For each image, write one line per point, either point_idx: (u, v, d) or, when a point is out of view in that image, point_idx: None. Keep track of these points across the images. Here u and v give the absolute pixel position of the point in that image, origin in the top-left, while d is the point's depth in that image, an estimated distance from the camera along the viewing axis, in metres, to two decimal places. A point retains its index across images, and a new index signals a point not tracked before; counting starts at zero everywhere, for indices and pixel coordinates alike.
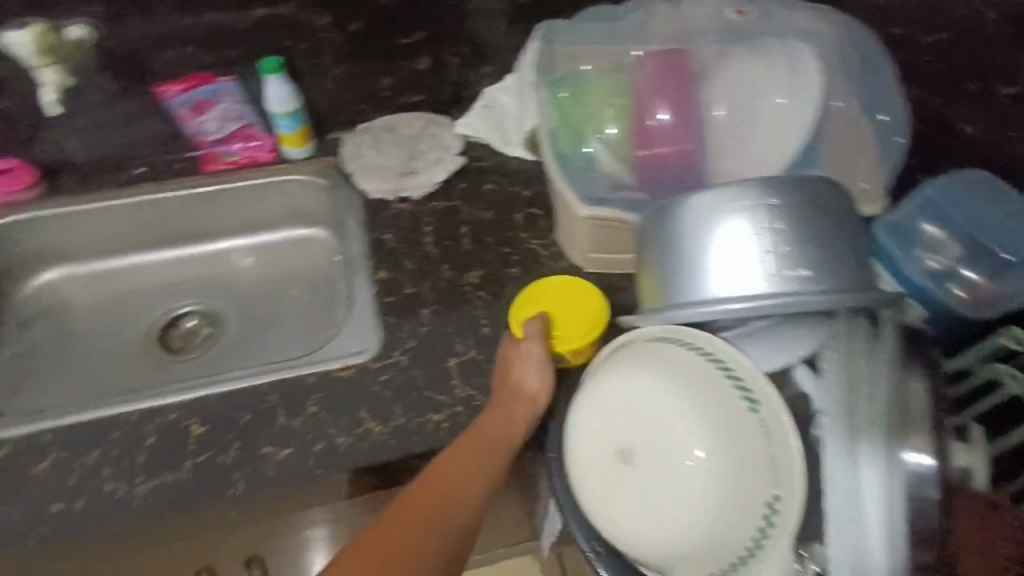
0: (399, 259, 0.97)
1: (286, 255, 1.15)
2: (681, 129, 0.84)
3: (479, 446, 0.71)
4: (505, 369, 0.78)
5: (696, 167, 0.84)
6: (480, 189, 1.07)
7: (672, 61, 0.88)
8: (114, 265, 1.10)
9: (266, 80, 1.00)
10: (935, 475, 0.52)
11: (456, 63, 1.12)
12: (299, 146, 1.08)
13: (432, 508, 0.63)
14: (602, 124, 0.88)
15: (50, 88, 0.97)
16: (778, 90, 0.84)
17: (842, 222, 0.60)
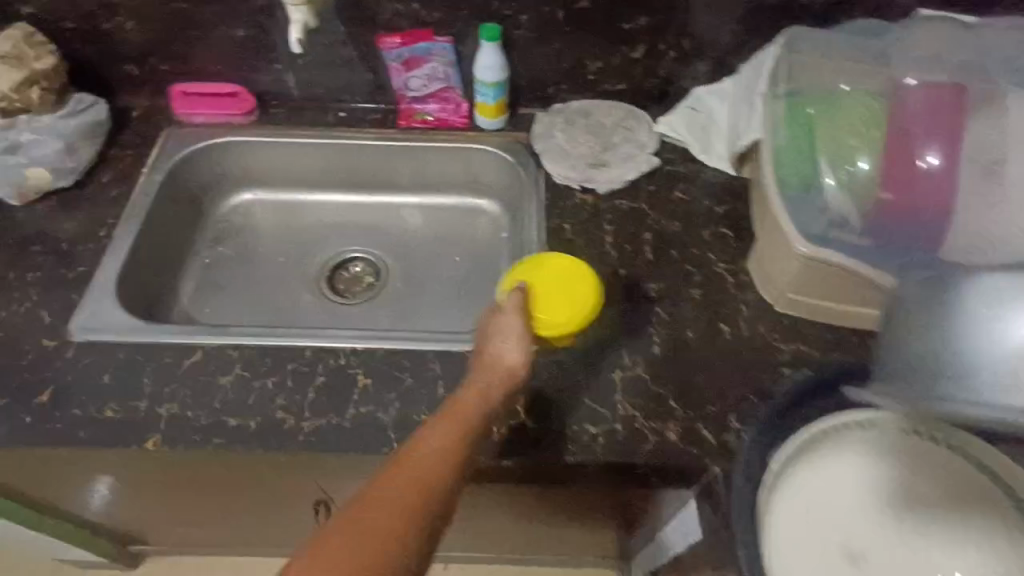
0: (575, 254, 0.93)
1: (454, 221, 1.15)
2: (951, 178, 0.72)
3: (455, 416, 0.65)
4: (477, 340, 0.75)
5: (958, 222, 0.71)
6: (669, 196, 1.00)
7: (955, 98, 0.75)
8: (298, 198, 1.15)
9: (482, 46, 0.98)
10: None
11: (674, 57, 1.03)
12: (494, 118, 1.06)
13: (403, 488, 0.57)
14: (847, 151, 0.78)
15: (296, 28, 0.82)
16: None
17: None
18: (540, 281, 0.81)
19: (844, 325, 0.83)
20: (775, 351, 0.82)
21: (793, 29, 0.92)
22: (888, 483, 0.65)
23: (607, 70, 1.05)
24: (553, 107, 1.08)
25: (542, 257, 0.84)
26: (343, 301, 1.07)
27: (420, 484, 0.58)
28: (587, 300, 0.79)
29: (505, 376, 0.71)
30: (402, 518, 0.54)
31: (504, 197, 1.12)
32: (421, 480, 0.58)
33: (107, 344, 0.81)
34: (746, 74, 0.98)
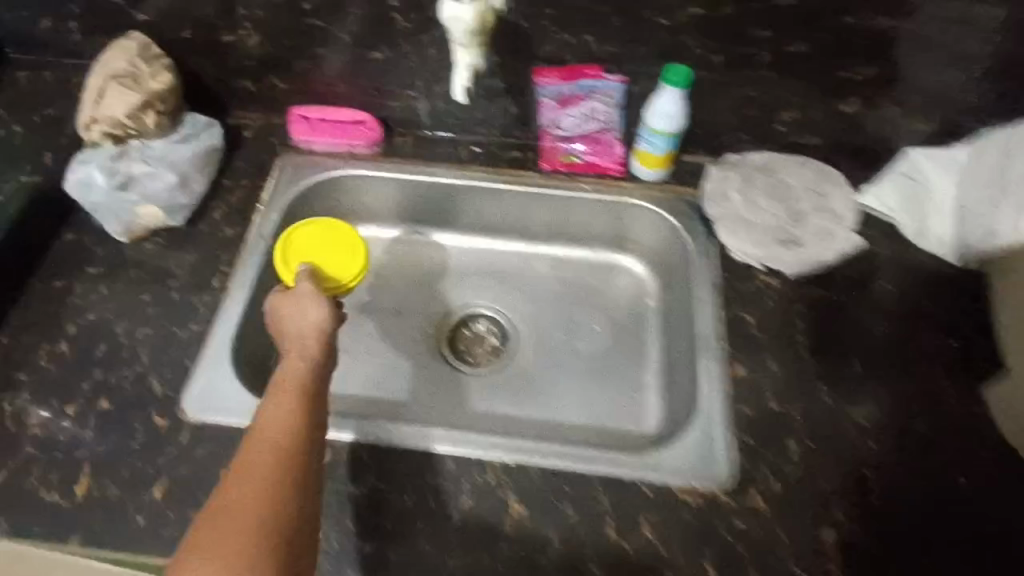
0: (762, 357, 0.77)
1: (590, 279, 1.00)
2: None
3: (288, 382, 0.62)
4: (283, 320, 0.71)
5: None
6: (874, 287, 0.83)
7: None
8: (419, 239, 1.01)
9: (665, 91, 0.81)
10: None
11: (893, 115, 0.84)
12: (656, 168, 0.90)
13: (262, 466, 0.54)
14: None
15: (464, 75, 0.67)
16: None
17: None
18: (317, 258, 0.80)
19: None
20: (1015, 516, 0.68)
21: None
22: None
23: (804, 122, 0.87)
24: (726, 158, 0.91)
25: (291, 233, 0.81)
26: (467, 368, 0.94)
27: (277, 455, 0.55)
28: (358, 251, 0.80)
29: (317, 336, 0.69)
30: (270, 488, 0.52)
31: (655, 259, 0.97)
32: (278, 452, 0.55)
33: (225, 433, 0.69)
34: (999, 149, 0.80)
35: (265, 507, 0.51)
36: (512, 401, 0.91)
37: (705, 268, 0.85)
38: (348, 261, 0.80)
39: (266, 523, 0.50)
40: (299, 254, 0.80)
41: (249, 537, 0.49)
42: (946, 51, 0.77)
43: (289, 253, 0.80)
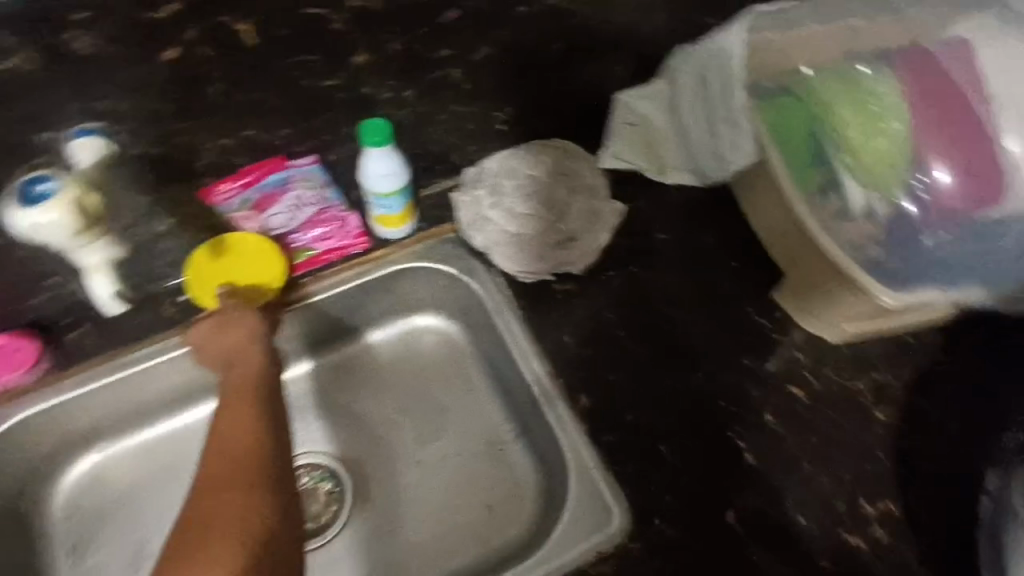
0: (598, 371, 0.74)
1: (394, 359, 0.87)
2: (965, 181, 0.66)
3: (239, 395, 0.64)
4: (208, 349, 0.70)
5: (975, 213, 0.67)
6: (652, 241, 0.82)
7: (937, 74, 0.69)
8: (173, 426, 0.77)
9: (372, 154, 0.69)
10: None
11: (595, 74, 0.82)
12: (401, 227, 0.79)
13: (226, 479, 0.55)
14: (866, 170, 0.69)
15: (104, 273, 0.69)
16: None
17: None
18: (231, 272, 0.73)
19: (906, 332, 0.74)
20: (861, 396, 0.72)
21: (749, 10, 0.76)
22: None
23: (518, 115, 0.82)
24: (466, 176, 0.83)
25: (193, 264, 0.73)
26: (314, 539, 0.79)
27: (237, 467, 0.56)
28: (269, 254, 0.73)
29: (252, 346, 0.69)
30: (238, 497, 0.53)
31: (448, 304, 0.86)
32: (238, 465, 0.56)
33: None
34: (690, 72, 0.80)
35: (238, 516, 0.52)
36: (383, 550, 0.78)
37: (501, 306, 0.78)
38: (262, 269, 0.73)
39: (241, 529, 0.51)
40: (211, 273, 0.73)
41: (233, 543, 0.49)
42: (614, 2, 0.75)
43: (202, 276, 0.73)
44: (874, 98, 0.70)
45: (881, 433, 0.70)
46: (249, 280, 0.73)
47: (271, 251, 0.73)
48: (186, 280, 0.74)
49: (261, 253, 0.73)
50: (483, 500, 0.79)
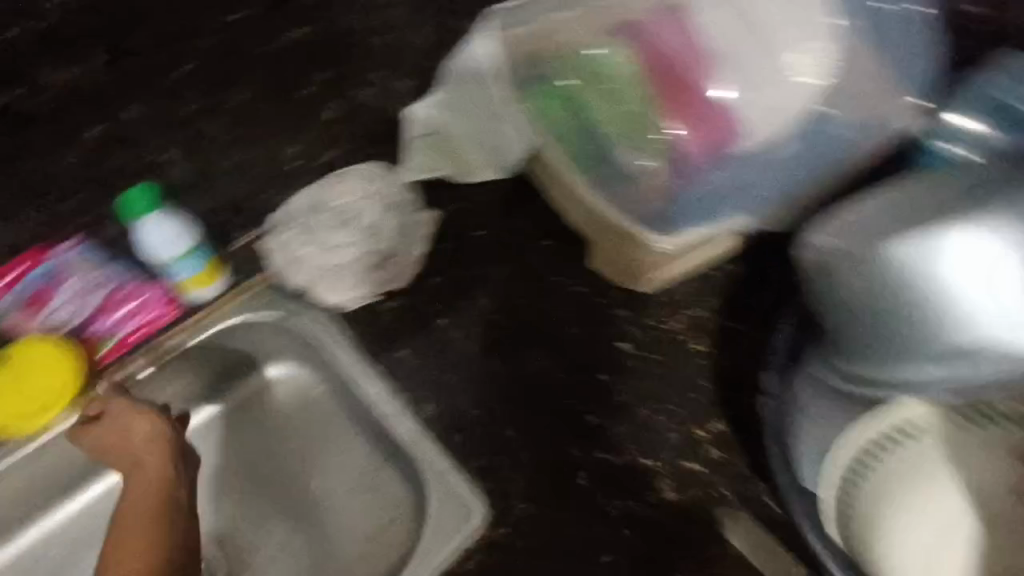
0: (439, 376, 0.75)
1: (263, 409, 0.84)
2: (703, 124, 0.70)
3: (139, 498, 0.71)
4: (102, 446, 0.75)
5: (725, 147, 0.71)
6: (471, 238, 0.82)
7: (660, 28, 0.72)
8: (25, 543, 0.78)
9: (144, 224, 0.75)
10: (1009, 266, 0.48)
11: (368, 96, 0.84)
12: (205, 286, 0.78)
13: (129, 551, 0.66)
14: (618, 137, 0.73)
15: None
16: (783, 41, 0.71)
17: (827, 176, 0.72)
18: (18, 385, 0.74)
19: (709, 267, 0.78)
20: (683, 335, 0.76)
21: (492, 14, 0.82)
22: (939, 516, 0.52)
23: (306, 148, 0.83)
24: (266, 224, 0.82)
25: None
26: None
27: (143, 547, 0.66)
28: (54, 362, 0.74)
29: (153, 444, 0.74)
30: None
31: (296, 345, 0.81)
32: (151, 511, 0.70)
33: None
34: (460, 75, 0.83)
35: None
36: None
37: (337, 338, 0.78)
38: (50, 380, 0.74)
39: None
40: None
41: None
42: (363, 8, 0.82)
43: None
44: (601, 67, 0.73)
45: (708, 363, 0.74)
46: (38, 394, 0.73)
47: (56, 358, 0.74)
48: None
49: (46, 363, 0.74)
50: (387, 524, 0.77)
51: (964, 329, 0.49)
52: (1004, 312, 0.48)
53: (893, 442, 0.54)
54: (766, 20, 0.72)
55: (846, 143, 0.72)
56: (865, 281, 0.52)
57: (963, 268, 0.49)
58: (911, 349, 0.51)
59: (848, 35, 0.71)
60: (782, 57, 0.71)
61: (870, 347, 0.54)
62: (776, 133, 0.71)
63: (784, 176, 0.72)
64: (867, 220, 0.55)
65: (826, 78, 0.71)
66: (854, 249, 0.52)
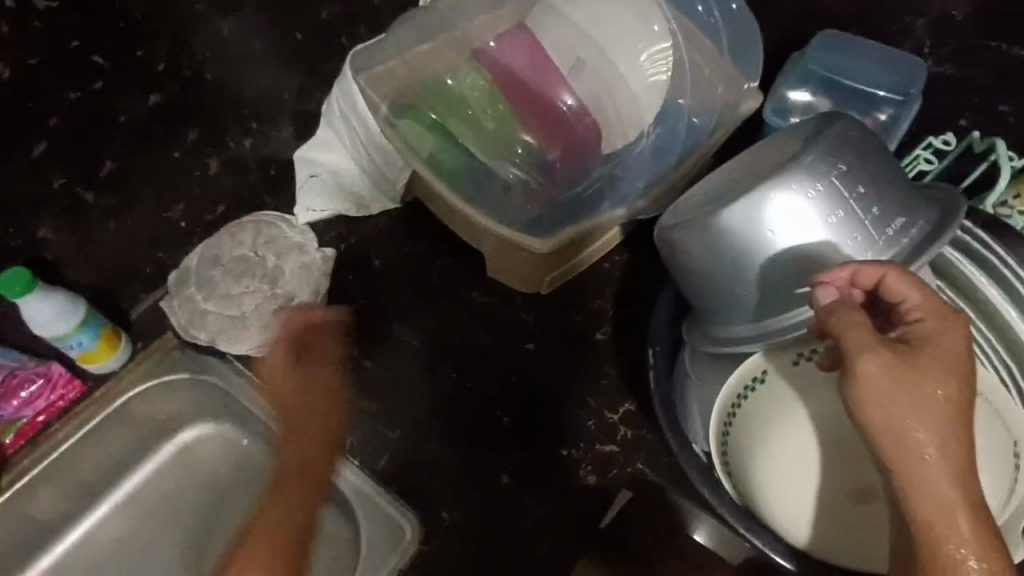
0: (356, 406, 0.77)
1: (176, 482, 0.83)
2: (564, 134, 0.77)
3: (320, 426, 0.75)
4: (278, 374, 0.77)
5: (588, 150, 0.78)
6: (372, 269, 0.86)
7: (511, 49, 0.77)
8: None
9: (23, 305, 0.69)
10: (801, 216, 0.56)
11: (250, 147, 0.87)
12: (110, 355, 0.76)
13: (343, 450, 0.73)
14: (491, 155, 0.77)
15: None
16: (626, 46, 0.78)
17: (683, 160, 0.80)
18: None
19: (599, 260, 0.83)
20: (583, 326, 0.81)
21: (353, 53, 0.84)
22: (797, 448, 0.61)
23: (193, 205, 0.84)
24: (171, 280, 0.81)
25: None
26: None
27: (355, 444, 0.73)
28: None
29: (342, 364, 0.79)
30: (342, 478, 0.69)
31: (208, 407, 0.83)
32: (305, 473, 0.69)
33: None
34: (335, 115, 0.87)
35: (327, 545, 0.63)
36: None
37: (246, 389, 0.80)
38: None
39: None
40: None
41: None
42: (227, 69, 0.87)
43: None
44: (462, 95, 0.78)
45: (608, 348, 0.79)
46: None
47: None
48: None
49: None
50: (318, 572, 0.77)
51: (790, 275, 0.57)
52: (805, 254, 0.57)
53: (749, 391, 0.63)
54: (607, 28, 0.77)
55: (692, 130, 0.80)
56: (692, 257, 0.60)
57: (779, 225, 0.56)
58: (742, 302, 0.59)
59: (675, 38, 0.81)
60: (628, 60, 0.78)
61: (715, 309, 0.61)
62: (631, 130, 0.78)
63: (643, 169, 0.79)
64: (705, 193, 0.61)
65: (666, 76, 0.79)
66: (677, 230, 0.59)
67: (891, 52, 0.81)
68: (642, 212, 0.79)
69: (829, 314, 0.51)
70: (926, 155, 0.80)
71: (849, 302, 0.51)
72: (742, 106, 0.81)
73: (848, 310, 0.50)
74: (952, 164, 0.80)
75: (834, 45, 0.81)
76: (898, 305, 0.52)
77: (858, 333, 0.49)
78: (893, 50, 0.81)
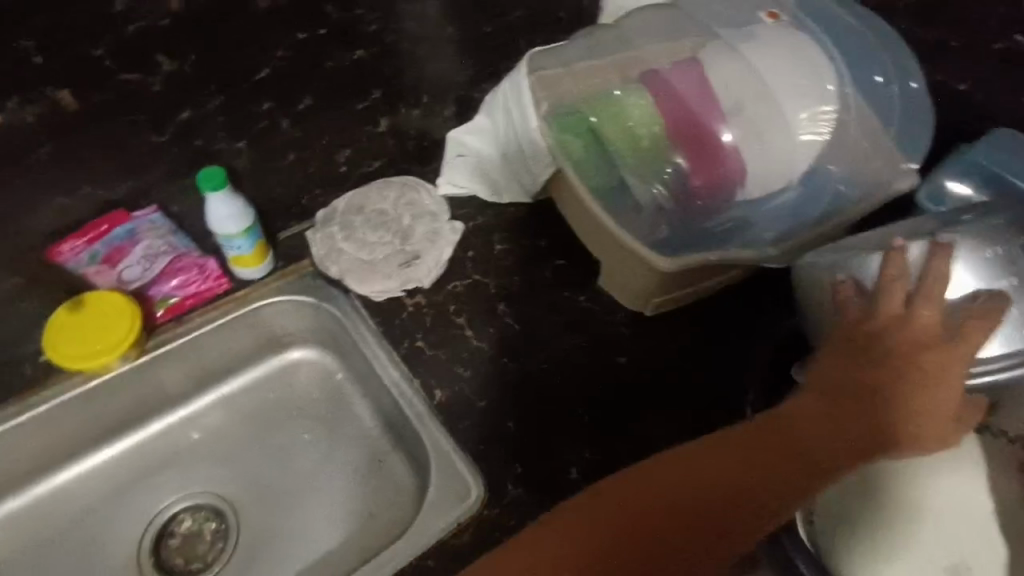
0: (451, 368, 0.81)
1: (273, 392, 0.91)
2: (715, 167, 0.79)
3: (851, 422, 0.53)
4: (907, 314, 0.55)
5: (732, 189, 0.80)
6: (492, 253, 0.92)
7: (682, 78, 0.81)
8: (53, 482, 0.84)
9: (210, 199, 0.79)
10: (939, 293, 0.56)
11: (417, 118, 0.95)
12: (258, 265, 0.86)
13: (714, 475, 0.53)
14: (639, 170, 0.80)
15: None
16: (793, 99, 0.80)
17: (818, 222, 0.81)
18: (94, 327, 0.80)
19: (706, 298, 0.86)
20: (677, 356, 0.82)
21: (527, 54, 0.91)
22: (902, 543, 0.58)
23: (357, 155, 0.93)
24: (318, 218, 0.92)
25: (63, 335, 0.80)
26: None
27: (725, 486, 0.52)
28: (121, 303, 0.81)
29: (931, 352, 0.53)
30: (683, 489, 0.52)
31: (320, 336, 0.91)
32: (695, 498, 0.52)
33: None
34: (497, 102, 0.92)
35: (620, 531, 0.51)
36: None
37: (359, 324, 0.86)
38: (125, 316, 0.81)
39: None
40: (77, 335, 0.80)
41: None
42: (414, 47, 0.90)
43: (76, 341, 0.79)
44: (624, 110, 0.82)
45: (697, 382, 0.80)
46: (115, 329, 0.80)
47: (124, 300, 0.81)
48: (63, 349, 0.79)
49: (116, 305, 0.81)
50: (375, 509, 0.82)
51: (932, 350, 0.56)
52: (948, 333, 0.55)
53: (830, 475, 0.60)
54: (778, 80, 0.80)
55: (838, 197, 0.81)
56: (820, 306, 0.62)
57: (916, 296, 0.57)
58: None
59: (844, 102, 0.81)
60: (793, 112, 0.80)
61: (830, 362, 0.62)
62: (776, 180, 0.80)
63: (780, 220, 0.81)
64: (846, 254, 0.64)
65: (823, 137, 0.80)
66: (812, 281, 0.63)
67: None
68: (771, 259, 0.81)
69: None
70: None
71: None
72: (895, 183, 0.80)
73: None
74: None
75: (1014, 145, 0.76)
76: None
77: None
78: None
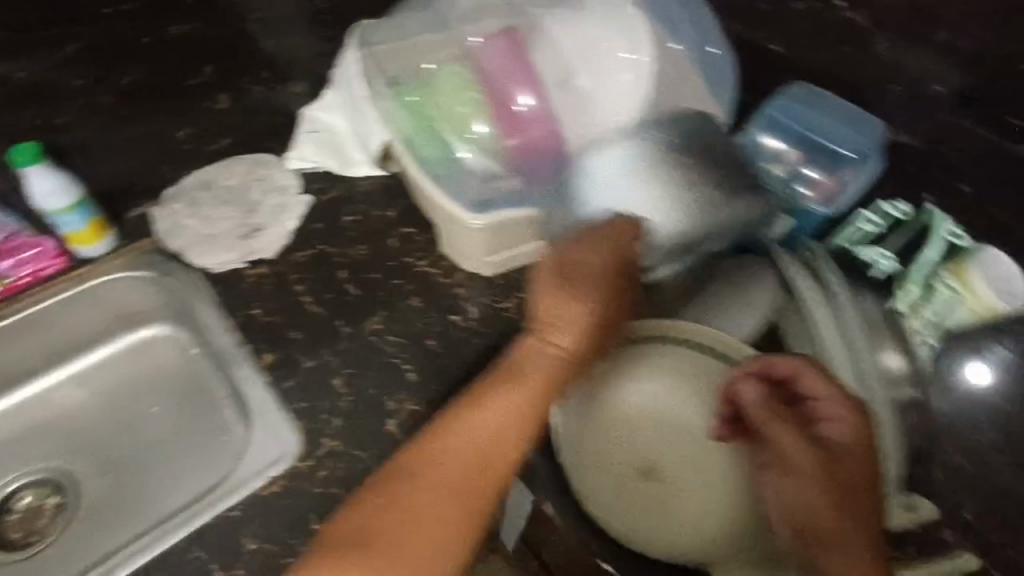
0: (283, 333, 0.83)
1: (125, 369, 0.92)
2: (535, 127, 0.78)
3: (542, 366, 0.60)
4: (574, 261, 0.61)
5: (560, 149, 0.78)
6: (340, 224, 0.93)
7: (501, 41, 0.80)
8: None
9: (29, 174, 0.81)
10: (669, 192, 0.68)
11: (262, 96, 0.97)
12: (97, 242, 0.87)
13: (454, 473, 0.57)
14: (458, 132, 0.80)
15: None
16: (614, 59, 0.81)
17: None
18: None
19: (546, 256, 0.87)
20: (508, 314, 0.85)
21: (358, 26, 0.93)
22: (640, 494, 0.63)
23: (199, 132, 0.95)
24: (164, 195, 0.92)
25: None
26: (14, 555, 0.81)
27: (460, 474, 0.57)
28: None
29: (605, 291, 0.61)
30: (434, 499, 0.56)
31: (167, 311, 0.91)
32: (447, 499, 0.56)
33: None
34: (344, 79, 0.94)
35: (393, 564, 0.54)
36: (88, 548, 0.81)
37: (198, 296, 0.87)
38: None
39: None
40: None
41: None
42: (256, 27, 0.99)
43: None
44: (439, 80, 0.81)
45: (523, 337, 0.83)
46: None
47: None
48: None
49: None
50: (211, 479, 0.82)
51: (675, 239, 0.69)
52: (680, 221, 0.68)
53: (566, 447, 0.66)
54: (593, 44, 0.81)
55: None
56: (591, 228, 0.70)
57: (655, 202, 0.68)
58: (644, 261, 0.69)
59: (665, 62, 0.83)
60: (611, 74, 0.81)
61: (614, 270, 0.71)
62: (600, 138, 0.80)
63: None
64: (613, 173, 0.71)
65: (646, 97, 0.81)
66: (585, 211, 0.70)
67: (856, 112, 0.83)
68: None
69: (757, 416, 0.58)
70: (868, 216, 0.82)
71: (769, 403, 0.59)
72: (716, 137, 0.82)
73: (769, 412, 0.58)
74: (909, 230, 0.82)
75: (808, 102, 0.85)
76: (815, 399, 0.58)
77: (788, 437, 0.57)
78: (857, 110, 0.83)
